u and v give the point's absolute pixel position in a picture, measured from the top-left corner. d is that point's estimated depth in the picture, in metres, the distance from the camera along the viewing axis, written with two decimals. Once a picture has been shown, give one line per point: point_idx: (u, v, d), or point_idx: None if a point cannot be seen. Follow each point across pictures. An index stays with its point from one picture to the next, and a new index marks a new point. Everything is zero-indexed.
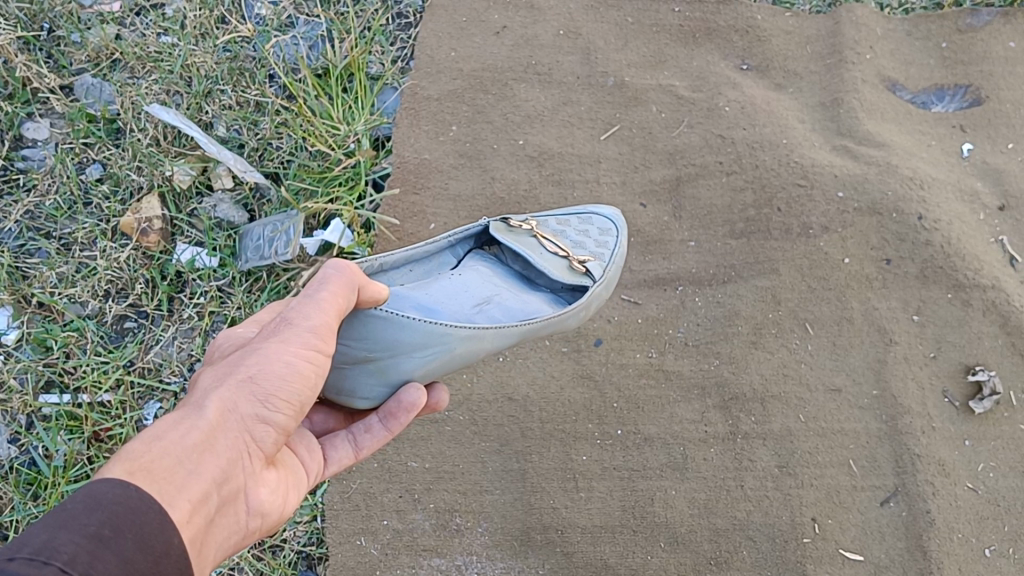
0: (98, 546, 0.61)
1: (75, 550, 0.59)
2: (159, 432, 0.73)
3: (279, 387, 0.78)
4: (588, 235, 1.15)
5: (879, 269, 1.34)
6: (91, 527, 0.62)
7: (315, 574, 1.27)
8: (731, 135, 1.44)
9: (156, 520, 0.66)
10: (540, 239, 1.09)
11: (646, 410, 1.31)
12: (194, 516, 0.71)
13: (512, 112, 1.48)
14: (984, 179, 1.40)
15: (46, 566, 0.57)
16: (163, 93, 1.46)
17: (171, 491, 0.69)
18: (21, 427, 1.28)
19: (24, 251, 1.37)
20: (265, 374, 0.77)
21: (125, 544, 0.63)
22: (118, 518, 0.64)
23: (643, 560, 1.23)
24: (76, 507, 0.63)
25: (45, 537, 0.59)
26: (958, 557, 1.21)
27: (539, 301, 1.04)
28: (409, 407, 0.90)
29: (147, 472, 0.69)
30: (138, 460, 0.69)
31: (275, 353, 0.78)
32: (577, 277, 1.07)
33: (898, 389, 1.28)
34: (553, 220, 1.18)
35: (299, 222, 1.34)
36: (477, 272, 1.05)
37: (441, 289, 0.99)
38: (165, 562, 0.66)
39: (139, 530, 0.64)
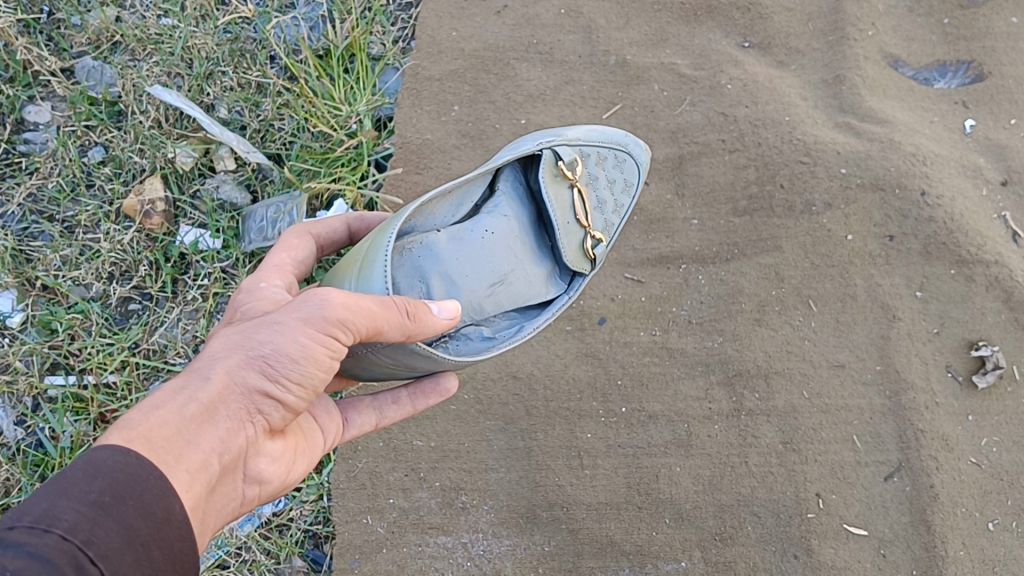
0: (99, 513, 0.61)
1: (76, 518, 0.60)
2: (161, 401, 0.73)
3: (290, 368, 0.77)
4: (612, 191, 1.08)
5: (881, 246, 1.34)
6: (92, 495, 0.62)
7: (323, 553, 1.27)
8: (733, 113, 1.44)
9: (157, 489, 0.67)
10: (575, 195, 1.02)
11: (650, 388, 1.31)
12: (194, 484, 0.71)
13: (514, 92, 1.48)
14: (986, 154, 1.40)
15: (46, 534, 0.57)
16: (164, 75, 1.45)
17: (172, 460, 0.70)
18: (27, 409, 1.28)
19: (28, 235, 1.37)
20: (276, 354, 0.77)
21: (128, 511, 0.63)
22: (118, 486, 0.64)
23: (649, 536, 1.24)
24: (76, 475, 0.63)
25: (45, 505, 0.60)
26: (962, 531, 1.22)
27: (542, 278, 1.00)
28: (440, 394, 1.03)
29: (148, 440, 0.69)
30: (139, 428, 0.70)
31: (289, 333, 0.77)
32: (582, 261, 1.02)
33: (901, 365, 1.29)
34: (596, 153, 1.08)
35: (301, 204, 1.37)
36: (508, 218, 0.99)
37: (469, 249, 0.96)
38: (169, 528, 0.66)
39: (139, 496, 0.65)
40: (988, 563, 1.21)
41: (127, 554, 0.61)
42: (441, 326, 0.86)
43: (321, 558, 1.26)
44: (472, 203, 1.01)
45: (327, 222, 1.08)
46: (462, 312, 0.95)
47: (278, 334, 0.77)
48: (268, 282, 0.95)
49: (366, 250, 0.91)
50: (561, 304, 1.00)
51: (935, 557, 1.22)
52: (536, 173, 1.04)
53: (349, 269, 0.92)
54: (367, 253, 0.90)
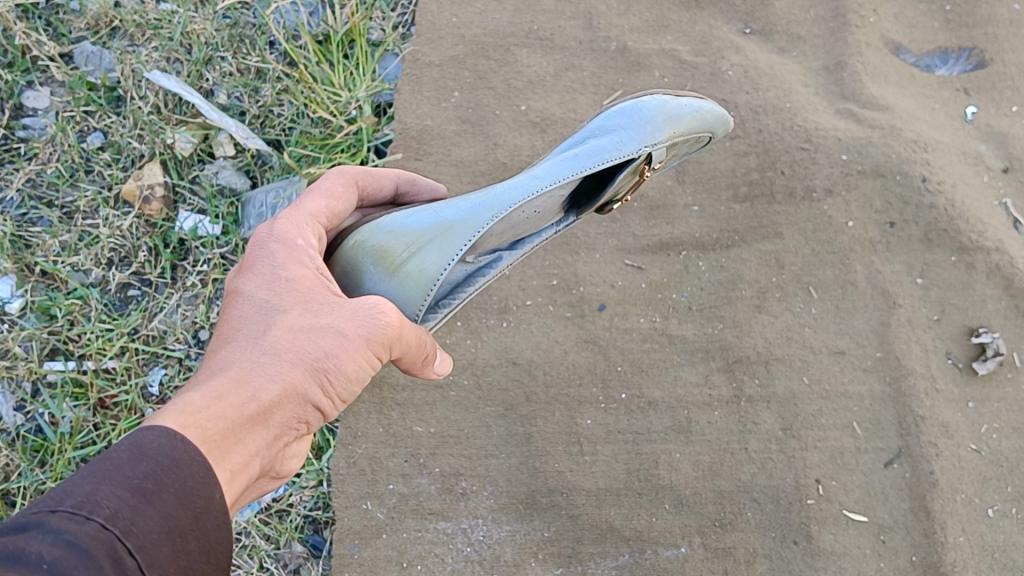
0: (139, 500, 0.61)
1: (117, 505, 0.60)
2: (222, 392, 0.73)
3: (342, 384, 0.80)
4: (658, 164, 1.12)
5: (882, 233, 1.34)
6: (134, 480, 0.62)
7: (323, 539, 1.26)
8: (735, 100, 1.43)
9: (201, 476, 0.66)
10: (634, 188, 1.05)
11: (650, 374, 1.31)
12: (240, 483, 0.71)
13: (514, 78, 1.47)
14: (988, 141, 1.40)
15: (87, 522, 0.58)
16: (163, 61, 1.44)
17: (228, 456, 0.70)
18: (26, 394, 1.28)
19: (27, 220, 1.36)
20: (337, 369, 0.80)
21: (168, 499, 0.63)
22: (162, 472, 0.64)
23: (648, 523, 1.25)
24: (120, 458, 0.63)
25: (88, 490, 0.60)
26: (961, 517, 1.23)
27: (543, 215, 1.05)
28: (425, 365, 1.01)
29: (213, 432, 0.69)
30: (208, 420, 0.69)
31: (350, 353, 0.80)
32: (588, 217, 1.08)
33: (902, 352, 1.29)
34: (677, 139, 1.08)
35: (301, 189, 1.37)
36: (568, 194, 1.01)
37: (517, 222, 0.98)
38: (208, 519, 0.65)
39: (182, 484, 0.64)
40: (988, 549, 1.22)
41: (164, 546, 0.61)
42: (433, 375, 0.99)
43: (321, 544, 1.26)
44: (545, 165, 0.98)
45: (374, 177, 1.04)
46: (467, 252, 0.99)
47: (339, 347, 0.80)
48: (306, 240, 0.92)
49: (425, 237, 0.95)
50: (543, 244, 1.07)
51: (935, 542, 1.22)
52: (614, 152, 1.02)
53: (398, 246, 0.95)
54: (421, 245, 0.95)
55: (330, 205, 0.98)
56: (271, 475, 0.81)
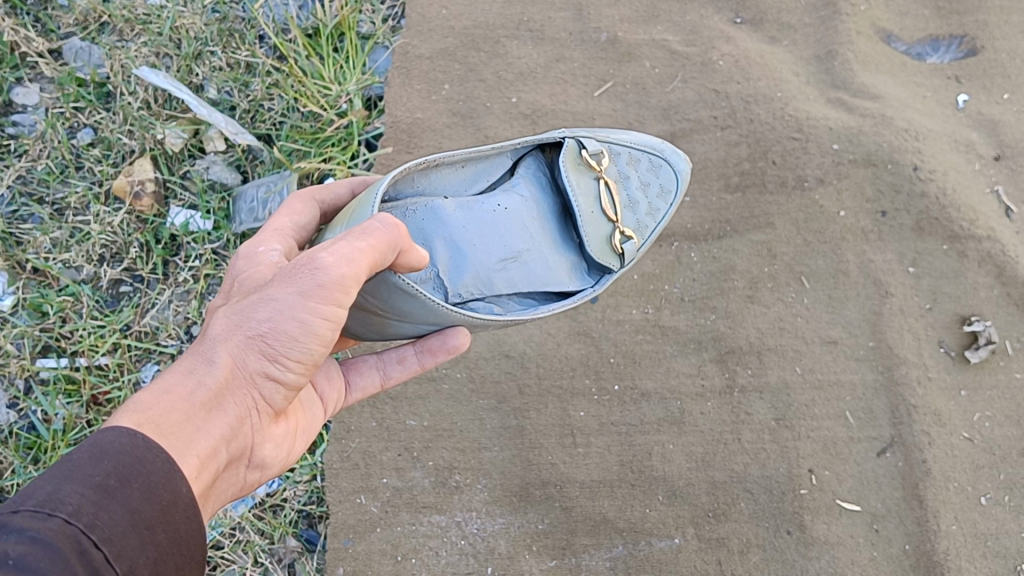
0: (103, 497, 0.62)
1: (80, 501, 0.60)
2: (168, 386, 0.73)
3: (296, 347, 0.77)
4: (647, 192, 1.08)
5: (874, 222, 1.34)
6: (97, 478, 0.62)
7: (316, 533, 1.27)
8: (726, 89, 1.43)
9: (163, 471, 0.66)
10: (603, 185, 1.01)
11: (643, 365, 1.31)
12: (201, 471, 0.72)
13: (505, 70, 1.47)
14: (979, 129, 1.39)
15: (49, 519, 0.58)
16: (152, 56, 1.44)
17: (180, 447, 0.70)
18: (19, 392, 1.28)
19: (17, 217, 1.35)
20: (276, 331, 0.76)
21: (133, 494, 0.63)
22: (123, 469, 0.64)
23: (642, 514, 1.25)
24: (82, 457, 0.63)
25: (49, 489, 0.60)
26: (954, 505, 1.23)
27: (565, 270, 1.00)
28: (448, 350, 0.96)
29: (157, 426, 0.69)
30: (149, 415, 0.70)
31: (289, 309, 0.76)
32: (609, 254, 1.01)
33: (894, 340, 1.29)
34: (626, 152, 1.08)
35: (292, 183, 1.36)
36: (525, 198, 1.00)
37: (481, 220, 0.97)
38: (176, 512, 0.66)
39: (145, 478, 0.65)
40: (981, 536, 1.22)
41: (131, 538, 0.61)
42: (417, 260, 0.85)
43: (315, 538, 1.27)
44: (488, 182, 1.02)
45: (334, 187, 1.06)
46: (470, 282, 0.95)
47: (275, 309, 0.76)
48: (268, 246, 0.95)
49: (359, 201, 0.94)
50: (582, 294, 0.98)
51: (928, 531, 1.22)
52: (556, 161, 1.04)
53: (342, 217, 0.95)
54: (358, 205, 0.91)
55: (294, 220, 1.01)
56: (249, 450, 0.82)
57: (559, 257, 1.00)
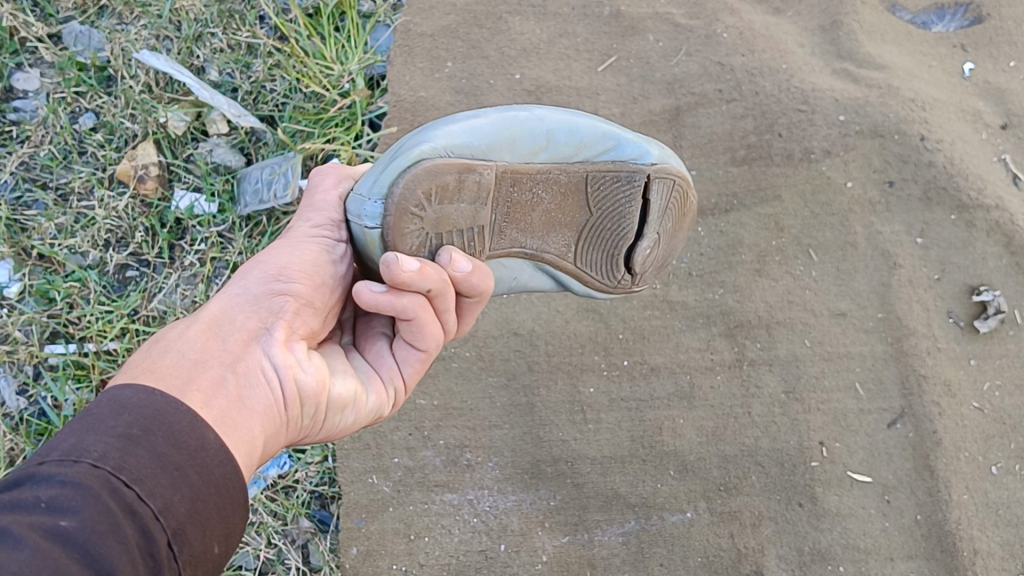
0: (127, 444, 0.63)
1: (105, 448, 0.62)
2: (168, 338, 0.77)
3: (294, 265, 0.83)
4: None
5: (881, 192, 1.34)
6: (119, 428, 0.64)
7: (329, 513, 1.26)
8: (730, 62, 1.41)
9: (187, 420, 0.67)
10: None
11: (651, 341, 1.30)
12: (211, 396, 0.72)
13: (507, 46, 1.45)
14: (986, 98, 1.39)
15: (77, 464, 0.60)
16: (153, 39, 1.42)
17: (177, 376, 0.72)
18: (28, 378, 1.28)
19: (21, 204, 1.35)
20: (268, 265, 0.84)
21: (157, 441, 0.65)
22: (146, 419, 0.66)
23: (654, 489, 1.25)
24: (102, 411, 0.65)
25: (74, 441, 0.62)
26: (966, 475, 1.24)
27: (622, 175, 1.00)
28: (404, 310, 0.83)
29: (149, 369, 0.72)
30: (143, 363, 0.73)
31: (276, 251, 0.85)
32: None
33: (903, 312, 1.29)
34: None
35: (297, 164, 1.35)
36: None
37: None
38: (205, 456, 0.67)
39: (170, 428, 0.66)
40: (992, 506, 1.23)
41: (162, 479, 0.63)
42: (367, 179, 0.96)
43: (328, 518, 1.26)
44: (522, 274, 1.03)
45: None
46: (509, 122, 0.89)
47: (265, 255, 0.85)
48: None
49: None
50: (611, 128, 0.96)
51: (940, 501, 1.23)
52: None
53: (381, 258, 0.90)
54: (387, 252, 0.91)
55: None
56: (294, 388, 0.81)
57: None
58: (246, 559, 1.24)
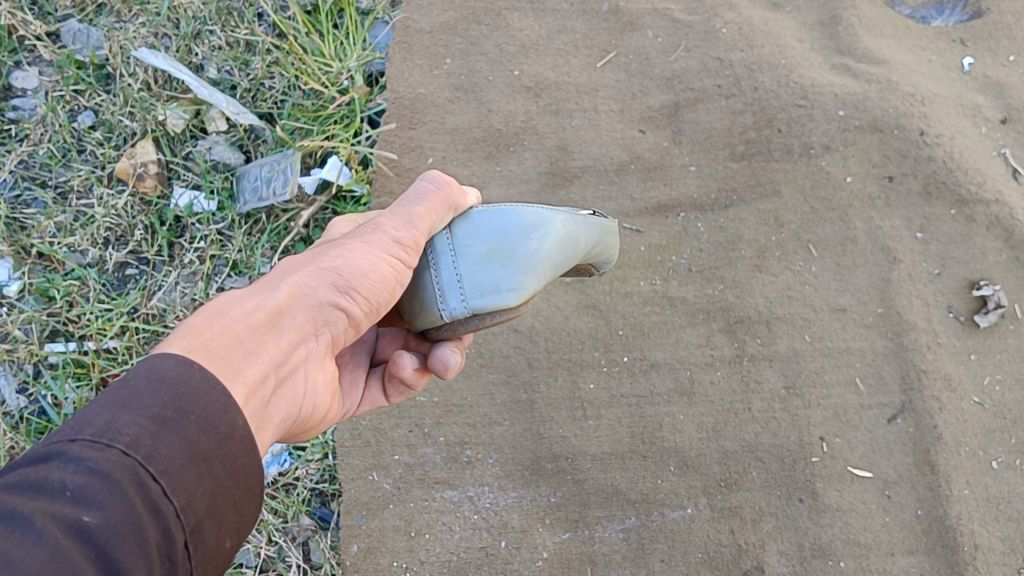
0: (160, 428, 0.59)
1: (138, 432, 0.58)
2: (223, 310, 0.74)
3: (358, 282, 0.80)
4: None
5: (880, 187, 1.33)
6: (154, 408, 0.60)
7: (329, 511, 1.27)
8: (730, 57, 1.41)
9: (223, 404, 0.64)
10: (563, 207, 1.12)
11: (651, 337, 1.30)
12: (254, 396, 0.70)
13: (506, 43, 1.45)
14: (986, 92, 1.38)
15: (107, 449, 0.56)
16: (151, 37, 1.43)
17: (232, 369, 0.69)
18: (28, 376, 1.28)
19: (21, 202, 1.35)
20: (343, 267, 0.80)
21: (189, 425, 0.61)
22: (182, 399, 0.62)
23: (655, 485, 1.25)
24: (139, 385, 0.61)
25: (107, 418, 0.58)
26: (966, 470, 1.24)
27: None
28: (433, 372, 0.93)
29: (207, 349, 0.68)
30: (204, 337, 0.69)
31: (357, 251, 0.81)
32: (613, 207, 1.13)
33: (903, 307, 1.29)
34: None
35: (295, 162, 1.34)
36: None
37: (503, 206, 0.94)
38: (232, 445, 0.64)
39: (203, 411, 0.63)
40: (992, 500, 1.23)
41: (188, 470, 0.59)
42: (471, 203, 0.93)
43: (328, 516, 1.27)
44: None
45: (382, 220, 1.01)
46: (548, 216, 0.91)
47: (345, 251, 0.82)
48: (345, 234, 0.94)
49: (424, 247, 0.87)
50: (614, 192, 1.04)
51: (940, 496, 1.23)
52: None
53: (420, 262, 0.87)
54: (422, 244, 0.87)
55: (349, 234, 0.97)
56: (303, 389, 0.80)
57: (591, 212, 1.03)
58: (247, 557, 1.24)
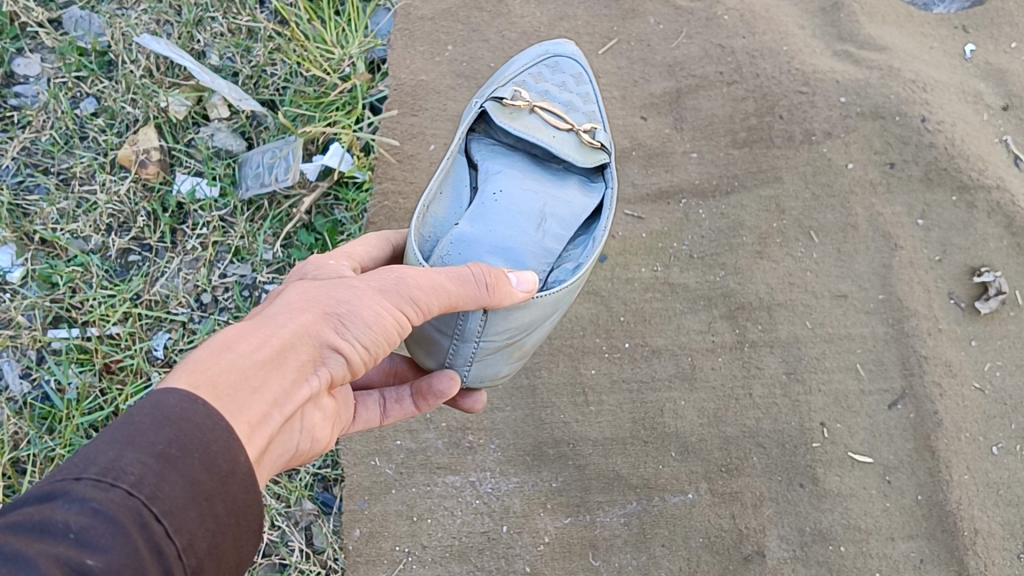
0: (163, 467, 0.57)
1: (141, 471, 0.56)
2: (227, 343, 0.69)
3: (360, 332, 0.76)
4: (568, 88, 1.15)
5: (882, 173, 1.34)
6: (158, 446, 0.58)
7: (332, 496, 1.27)
8: (731, 44, 1.41)
9: (226, 440, 0.61)
10: (539, 115, 1.07)
11: (652, 323, 1.31)
12: (253, 438, 0.66)
13: (508, 29, 1.45)
14: (987, 79, 1.38)
15: (111, 489, 0.54)
16: (153, 23, 1.43)
17: (233, 410, 0.64)
18: (31, 362, 1.28)
19: (24, 188, 1.35)
20: (352, 313, 0.76)
21: (193, 464, 0.59)
22: (185, 437, 0.59)
23: (655, 470, 1.26)
24: (143, 421, 0.59)
25: (111, 456, 0.56)
26: (966, 456, 1.24)
27: (575, 194, 1.04)
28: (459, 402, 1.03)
29: (212, 388, 0.64)
30: (207, 373, 0.65)
31: (367, 297, 0.77)
32: (593, 153, 1.07)
33: (904, 293, 1.29)
34: (529, 74, 1.15)
35: (297, 148, 1.34)
36: (505, 172, 1.02)
37: (493, 214, 0.96)
38: (234, 482, 0.61)
39: (206, 447, 0.60)
40: (992, 486, 1.23)
41: (191, 510, 0.58)
42: (519, 298, 0.85)
43: (331, 501, 1.26)
44: (466, 187, 1.03)
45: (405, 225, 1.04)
46: (536, 262, 0.96)
47: (354, 296, 0.77)
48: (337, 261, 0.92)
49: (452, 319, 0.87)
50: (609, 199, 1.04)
51: (940, 481, 1.23)
52: (495, 136, 1.08)
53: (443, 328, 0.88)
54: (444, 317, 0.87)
55: (367, 250, 0.99)
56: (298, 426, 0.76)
57: (571, 192, 1.04)
58: None
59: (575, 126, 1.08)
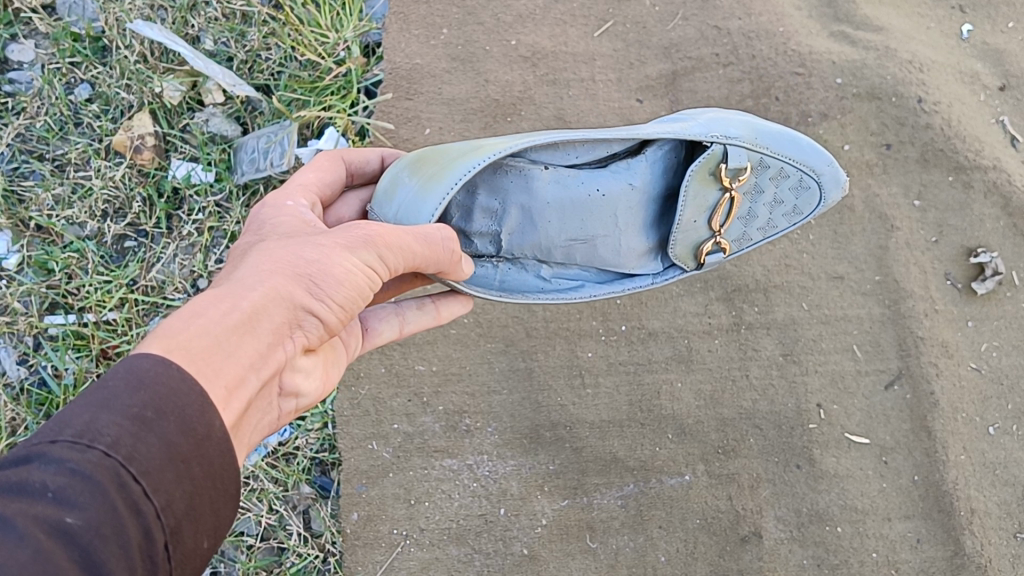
0: (140, 428, 0.57)
1: (117, 432, 0.56)
2: (197, 309, 0.68)
3: (334, 292, 0.75)
4: (773, 210, 1.04)
5: (879, 155, 1.33)
6: (134, 408, 0.57)
7: (329, 480, 1.27)
8: (727, 26, 1.38)
9: (198, 402, 0.61)
10: (720, 202, 0.99)
11: (649, 306, 1.29)
12: (230, 401, 0.65)
13: (503, 12, 1.42)
14: (984, 59, 1.36)
15: (88, 450, 0.54)
16: (146, 8, 1.38)
17: (209, 374, 0.64)
18: (28, 348, 1.31)
19: (18, 174, 1.34)
20: (324, 274, 0.75)
21: (169, 427, 0.58)
22: (161, 400, 0.59)
23: (653, 452, 1.27)
24: (118, 385, 0.58)
25: (87, 418, 0.56)
26: (962, 436, 1.26)
27: (638, 255, 1.05)
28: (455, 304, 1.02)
29: (185, 352, 0.63)
30: (180, 339, 0.64)
31: (336, 256, 0.76)
32: (689, 257, 1.05)
33: (900, 275, 1.29)
34: (780, 166, 1.01)
35: (293, 132, 1.35)
36: (632, 188, 1.01)
37: (570, 198, 1.00)
38: (210, 445, 0.61)
39: (181, 411, 0.59)
40: (989, 465, 1.26)
41: (168, 472, 0.57)
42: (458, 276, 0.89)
43: (328, 485, 1.27)
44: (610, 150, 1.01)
45: (362, 151, 1.04)
46: (528, 249, 1.01)
47: (323, 254, 0.76)
48: (295, 201, 0.93)
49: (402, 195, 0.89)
50: (637, 285, 1.05)
51: (937, 461, 1.26)
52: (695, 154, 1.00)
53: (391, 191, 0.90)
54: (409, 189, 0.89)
55: (320, 176, 0.99)
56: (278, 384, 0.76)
57: (636, 245, 1.04)
58: (246, 525, 1.24)
59: (717, 236, 1.02)
